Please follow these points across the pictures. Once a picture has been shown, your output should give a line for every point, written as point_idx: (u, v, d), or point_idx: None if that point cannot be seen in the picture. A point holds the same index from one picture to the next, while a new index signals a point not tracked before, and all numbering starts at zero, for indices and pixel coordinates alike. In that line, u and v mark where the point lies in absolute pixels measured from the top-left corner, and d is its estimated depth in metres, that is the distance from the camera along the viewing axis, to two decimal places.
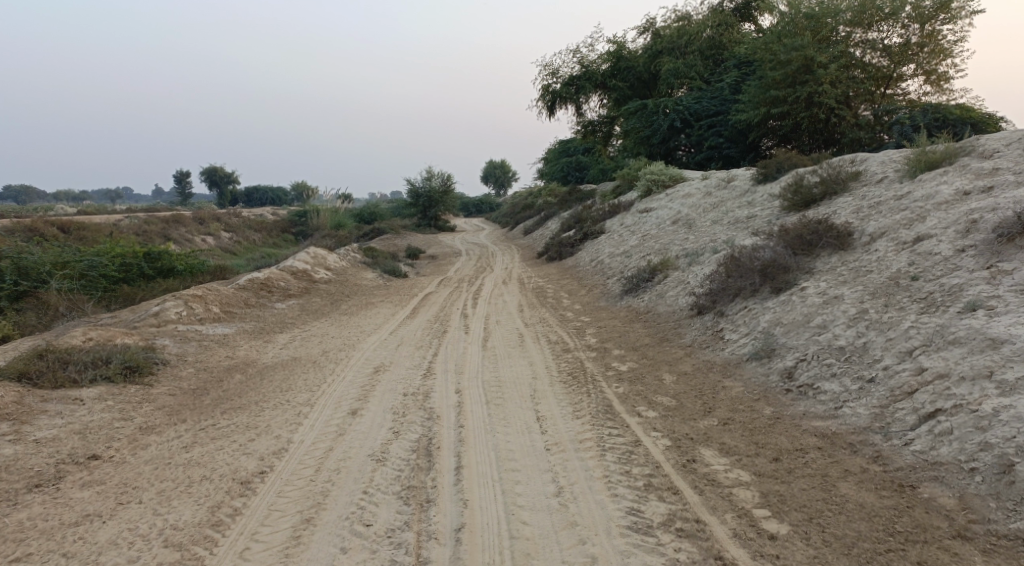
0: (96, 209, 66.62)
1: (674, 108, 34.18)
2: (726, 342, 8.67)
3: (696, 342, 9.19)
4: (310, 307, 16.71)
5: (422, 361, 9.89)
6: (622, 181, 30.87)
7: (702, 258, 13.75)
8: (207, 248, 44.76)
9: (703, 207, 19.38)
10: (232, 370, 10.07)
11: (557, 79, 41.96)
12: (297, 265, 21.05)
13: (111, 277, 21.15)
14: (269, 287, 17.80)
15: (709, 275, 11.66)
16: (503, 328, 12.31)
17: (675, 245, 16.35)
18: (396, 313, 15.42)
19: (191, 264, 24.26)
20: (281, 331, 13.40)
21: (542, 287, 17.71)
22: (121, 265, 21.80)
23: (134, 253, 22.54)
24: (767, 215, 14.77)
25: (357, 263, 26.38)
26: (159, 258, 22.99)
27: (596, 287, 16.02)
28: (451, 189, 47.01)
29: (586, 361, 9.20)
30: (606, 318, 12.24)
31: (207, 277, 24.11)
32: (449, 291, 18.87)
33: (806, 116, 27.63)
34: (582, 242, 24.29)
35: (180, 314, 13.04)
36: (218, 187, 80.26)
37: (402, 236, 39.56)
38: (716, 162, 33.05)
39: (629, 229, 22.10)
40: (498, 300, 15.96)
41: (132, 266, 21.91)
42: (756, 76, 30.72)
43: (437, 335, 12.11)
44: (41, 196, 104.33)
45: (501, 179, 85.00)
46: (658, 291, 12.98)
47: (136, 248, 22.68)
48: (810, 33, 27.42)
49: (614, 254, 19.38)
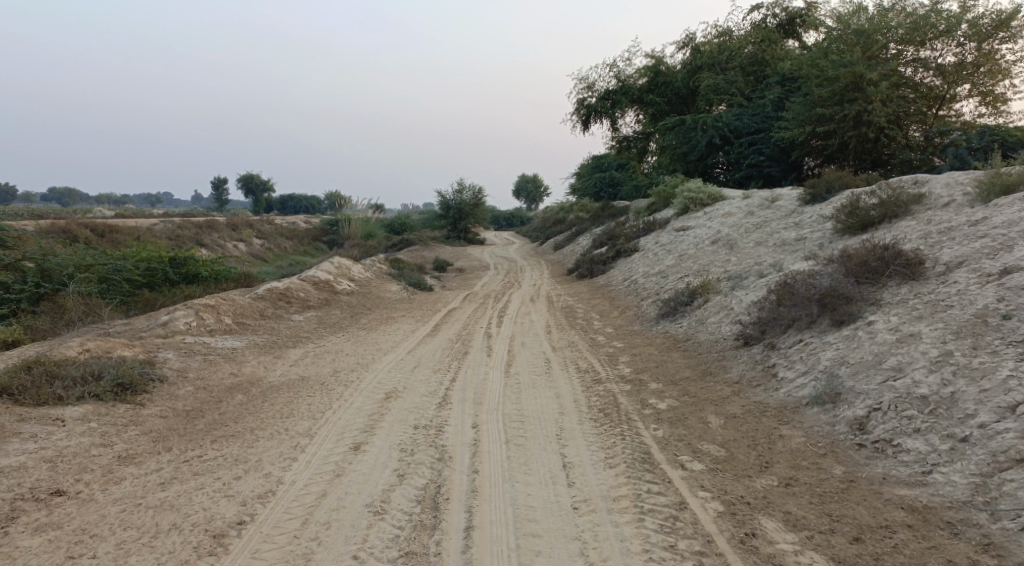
0: (133, 213, 67.31)
1: (713, 125, 33.14)
2: (780, 380, 7.68)
3: (744, 378, 8.20)
4: (328, 320, 15.96)
5: (438, 388, 8.98)
6: (657, 198, 29.86)
7: (747, 282, 12.73)
8: (237, 254, 44.52)
9: (745, 227, 18.32)
10: (233, 389, 9.26)
11: (593, 93, 41.13)
12: (319, 275, 20.38)
13: (133, 281, 20.65)
14: (288, 297, 17.13)
15: (756, 302, 10.63)
16: (529, 351, 11.37)
17: (716, 267, 15.32)
18: (417, 330, 14.56)
19: (215, 270, 23.74)
20: (293, 346, 12.62)
21: (572, 306, 16.79)
22: (143, 270, 21.32)
23: (158, 257, 22.05)
24: (818, 237, 13.71)
25: (382, 275, 25.68)
26: (183, 264, 22.48)
27: (630, 308, 15.04)
28: (483, 202, 46.32)
29: (620, 396, 8.24)
30: (640, 344, 11.26)
31: (231, 284, 23.55)
32: (474, 307, 18.02)
33: (854, 135, 26.43)
34: (614, 259, 23.32)
35: (188, 325, 12.34)
36: (254, 194, 80.59)
37: (431, 248, 38.86)
38: (756, 181, 31.89)
39: (664, 248, 21.06)
40: (525, 319, 15.04)
41: (156, 270, 21.41)
42: (801, 93, 29.58)
43: (457, 357, 11.21)
44: (83, 199, 106.31)
45: (533, 194, 84.34)
46: (698, 317, 11.98)
47: (160, 253, 22.21)
48: (860, 49, 26.25)
49: (649, 274, 18.36)
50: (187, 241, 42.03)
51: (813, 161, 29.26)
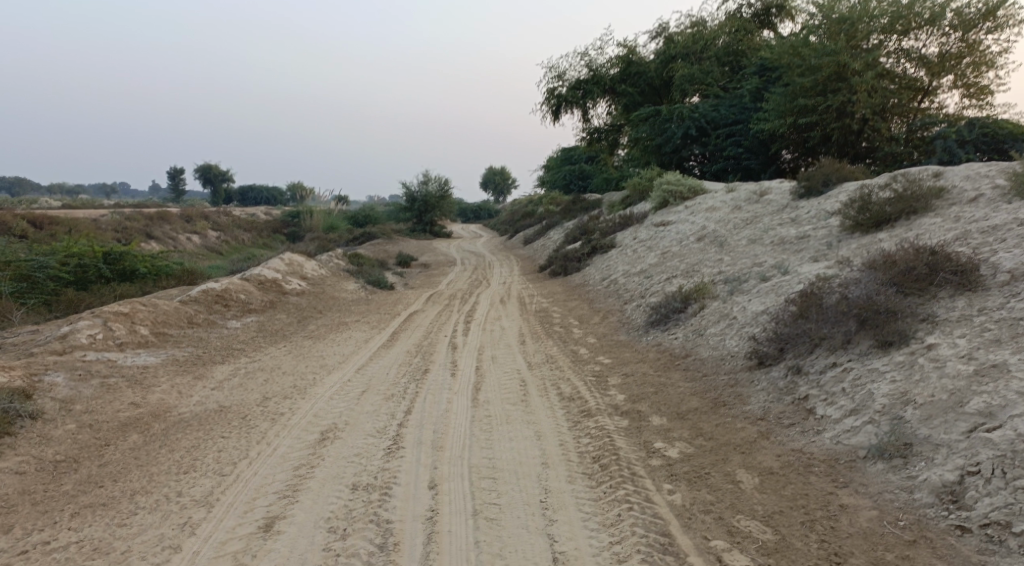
0: (86, 204, 64.30)
1: (690, 115, 31.71)
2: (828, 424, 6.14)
3: (776, 414, 6.56)
4: (269, 327, 14.09)
5: (387, 424, 7.19)
6: (632, 192, 28.29)
7: (748, 287, 11.16)
8: (190, 249, 42.11)
9: (734, 224, 16.79)
10: (128, 427, 7.42)
11: (563, 82, 39.17)
12: (266, 273, 18.41)
13: (60, 279, 18.45)
14: (226, 299, 15.16)
15: (771, 312, 9.00)
16: (501, 369, 9.59)
17: (707, 267, 13.74)
18: (371, 339, 12.72)
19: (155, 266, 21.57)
20: (222, 361, 10.71)
21: (546, 309, 15.11)
22: (74, 267, 18.97)
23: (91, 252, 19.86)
24: (824, 234, 12.18)
25: (338, 272, 23.72)
26: (120, 259, 20.30)
27: (612, 314, 13.40)
28: (448, 195, 44.43)
29: (616, 436, 6.52)
30: (629, 360, 9.56)
31: (172, 282, 21.44)
32: (437, 310, 16.21)
33: (838, 127, 25.09)
34: (589, 257, 21.69)
35: (92, 338, 10.41)
36: (212, 185, 77.49)
37: (394, 242, 36.86)
38: (734, 174, 30.48)
39: (645, 245, 19.44)
40: (493, 327, 13.30)
41: (88, 266, 19.22)
42: (781, 83, 28.24)
43: (415, 377, 9.39)
44: (37, 189, 102.26)
45: (501, 187, 82.49)
46: (695, 328, 10.36)
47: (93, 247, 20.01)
48: (843, 37, 24.91)
49: (629, 274, 16.75)
50: (137, 233, 39.36)
51: (795, 153, 27.93)
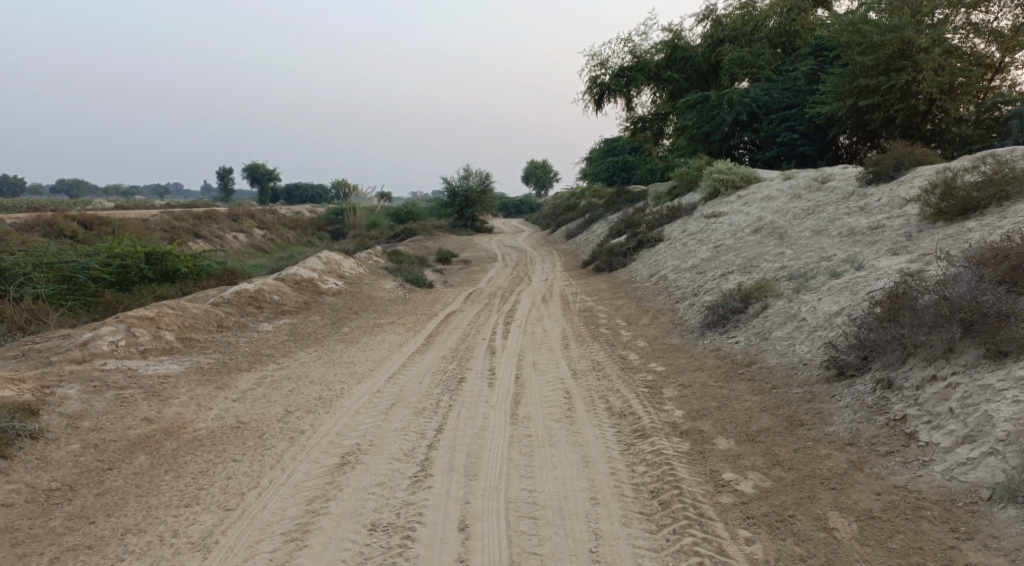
0: (137, 204, 65.30)
1: (740, 101, 30.37)
2: (937, 455, 5.31)
3: (873, 442, 5.66)
4: (302, 329, 13.47)
5: (417, 445, 6.42)
6: (680, 182, 27.16)
7: (816, 283, 10.15)
8: (236, 248, 42.16)
9: (793, 214, 15.69)
10: (136, 446, 6.75)
11: (606, 70, 37.86)
12: (302, 272, 17.87)
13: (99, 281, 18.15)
14: (259, 301, 14.62)
15: (850, 316, 8.06)
16: (544, 380, 8.70)
17: (767, 261, 12.67)
18: (406, 343, 11.93)
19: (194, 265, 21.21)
20: (248, 369, 10.04)
21: (591, 308, 14.24)
22: (114, 267, 18.67)
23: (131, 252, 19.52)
24: (900, 224, 11.09)
25: (377, 269, 23.13)
26: (160, 259, 19.94)
27: (663, 314, 12.41)
28: (490, 189, 43.68)
29: (678, 464, 5.69)
30: (687, 368, 8.61)
31: (211, 282, 21.07)
32: (476, 310, 15.42)
33: (902, 108, 23.58)
34: (636, 251, 20.73)
35: (113, 345, 9.84)
36: (259, 184, 78.07)
37: (436, 238, 36.21)
38: (788, 162, 29.05)
39: (696, 238, 18.37)
40: (536, 328, 12.46)
41: (130, 266, 18.89)
42: (839, 64, 26.72)
43: (450, 387, 8.54)
44: (92, 191, 104.81)
45: (543, 180, 81.57)
46: (758, 330, 9.36)
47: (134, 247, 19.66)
48: (907, 11, 23.40)
49: (680, 269, 15.71)
50: (184, 232, 39.46)
51: (853, 138, 26.43)
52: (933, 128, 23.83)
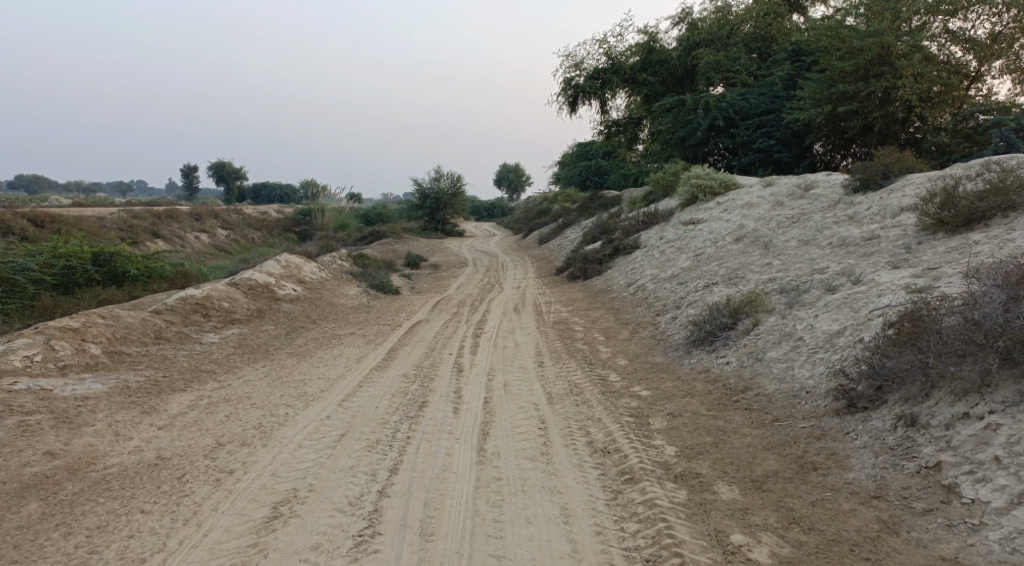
0: (98, 202, 63.10)
1: (716, 105, 29.79)
2: (990, 518, 4.89)
3: (905, 497, 5.25)
4: (252, 340, 12.44)
5: (367, 490, 5.62)
6: (655, 187, 26.45)
7: (809, 298, 9.38)
8: (197, 249, 40.63)
9: (778, 222, 14.98)
10: (29, 491, 5.82)
11: (580, 72, 37.09)
12: (257, 277, 16.76)
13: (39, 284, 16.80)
14: (207, 308, 13.48)
15: (858, 340, 7.24)
16: (516, 405, 7.76)
17: (753, 272, 11.88)
18: (365, 358, 10.91)
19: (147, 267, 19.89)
20: (183, 389, 8.95)
21: (566, 319, 13.36)
22: (58, 269, 17.33)
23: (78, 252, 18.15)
24: (896, 234, 10.41)
25: (341, 274, 22.05)
26: (109, 260, 18.59)
27: (644, 329, 11.54)
28: (461, 191, 42.68)
29: (677, 521, 5.24)
30: (675, 394, 7.74)
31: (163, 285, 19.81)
32: (443, 319, 14.44)
33: (881, 116, 23.10)
34: (611, 258, 19.92)
35: (27, 362, 8.71)
36: (225, 183, 76.04)
37: (404, 241, 35.09)
38: (765, 168, 28.50)
39: (674, 246, 17.60)
40: (507, 342, 11.52)
41: (76, 268, 17.53)
42: (817, 70, 26.23)
43: (410, 414, 7.57)
44: (53, 186, 101.81)
45: (514, 183, 80.72)
46: (750, 350, 8.53)
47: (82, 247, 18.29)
48: (887, 17, 22.96)
49: (660, 279, 14.90)
50: (143, 231, 37.83)
51: (832, 145, 25.92)
52: (912, 136, 23.39)
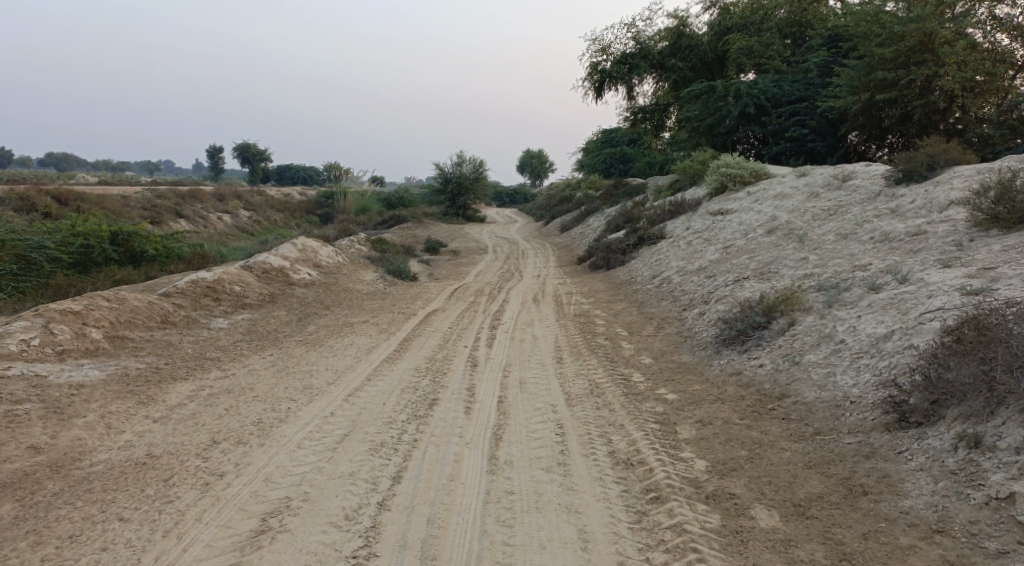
0: (124, 181, 63.26)
1: (748, 93, 28.87)
2: None
3: (973, 533, 4.76)
4: (262, 326, 12.03)
5: (366, 501, 5.35)
6: (682, 175, 25.71)
7: (850, 297, 8.77)
8: (219, 229, 40.47)
9: (813, 214, 14.28)
10: (6, 491, 5.58)
11: (607, 56, 36.21)
12: (272, 260, 16.37)
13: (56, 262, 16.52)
14: (217, 292, 13.10)
15: (909, 348, 6.66)
16: (531, 406, 7.25)
17: (787, 268, 11.24)
18: (377, 349, 10.45)
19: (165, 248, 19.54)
20: (184, 378, 8.53)
21: (588, 312, 12.81)
22: (76, 248, 17.03)
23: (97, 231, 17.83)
24: (944, 230, 9.75)
25: (359, 258, 21.63)
26: (127, 239, 18.26)
27: (670, 325, 10.96)
28: (484, 176, 42.10)
29: (709, 551, 4.89)
30: (703, 399, 7.17)
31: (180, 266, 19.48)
32: (461, 309, 13.95)
33: (920, 105, 22.17)
34: (636, 248, 19.29)
35: (23, 347, 8.34)
36: (250, 164, 76.01)
37: (425, 226, 34.62)
38: (796, 158, 27.61)
39: (702, 237, 16.94)
40: (525, 335, 10.98)
41: (93, 247, 17.21)
42: (853, 57, 25.26)
43: (419, 412, 7.11)
44: (82, 165, 102.67)
45: (538, 170, 79.94)
46: (786, 353, 7.95)
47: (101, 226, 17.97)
48: (930, 2, 21.88)
49: (687, 271, 14.28)
50: (166, 210, 37.71)
51: (867, 136, 24.96)
52: (953, 126, 22.39)
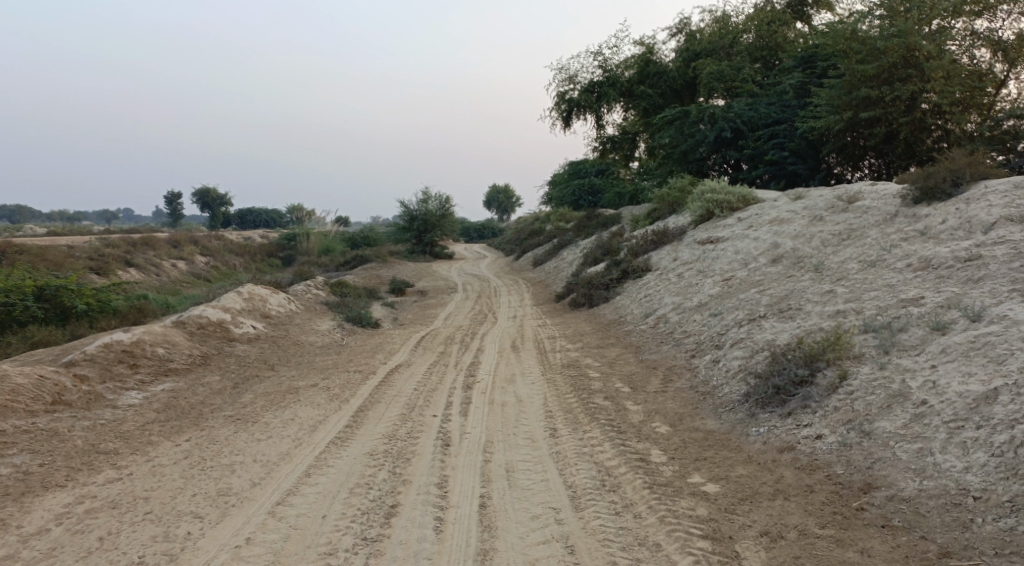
0: (78, 229, 60.28)
1: (723, 116, 27.54)
2: None
3: None
4: (185, 398, 9.96)
5: None
6: (660, 204, 24.21)
7: (913, 342, 7.00)
8: (174, 278, 38.06)
9: (822, 239, 12.69)
10: None
11: (573, 85, 34.85)
12: (210, 313, 14.31)
13: None
14: (135, 357, 11.04)
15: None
16: (526, 515, 5.44)
17: (812, 303, 9.53)
18: (325, 423, 8.46)
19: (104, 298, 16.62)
20: (57, 490, 6.52)
21: (577, 362, 10.92)
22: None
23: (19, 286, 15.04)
24: (1007, 254, 8.17)
25: (315, 305, 19.59)
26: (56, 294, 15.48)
27: (679, 378, 9.13)
28: (450, 213, 40.33)
29: None
30: (757, 494, 5.47)
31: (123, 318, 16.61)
32: (428, 362, 12.01)
33: (906, 122, 20.57)
34: (619, 283, 17.55)
35: None
36: (210, 209, 73.48)
37: (390, 266, 32.61)
38: (777, 182, 26.10)
39: (695, 268, 15.25)
40: (506, 398, 9.00)
41: (13, 307, 14.55)
42: (832, 74, 23.94)
43: (368, 533, 5.33)
44: (37, 216, 99.28)
45: (505, 205, 78.47)
46: (849, 420, 6.18)
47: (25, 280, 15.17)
48: (912, 15, 20.52)
49: (685, 309, 12.53)
50: (115, 259, 35.33)
51: (847, 157, 23.67)
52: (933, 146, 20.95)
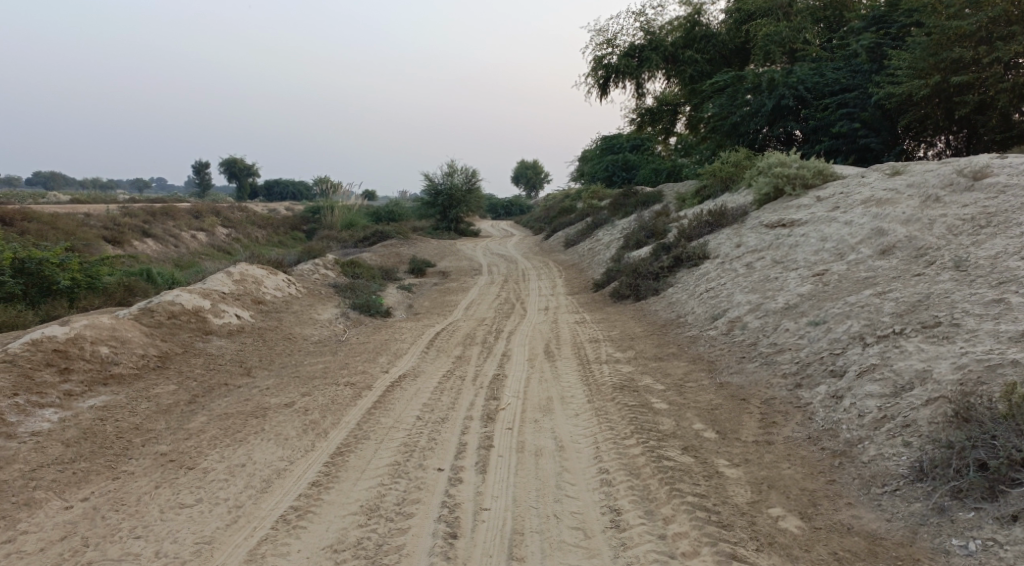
0: (105, 197, 58.40)
1: (784, 82, 24.31)
2: None
3: None
4: (115, 423, 7.40)
5: None
6: (712, 180, 21.34)
7: None
8: (191, 250, 35.90)
9: (948, 225, 9.91)
10: None
11: (613, 49, 31.79)
12: (185, 297, 11.84)
13: None
14: (68, 360, 8.58)
15: None
16: None
17: (974, 318, 6.81)
18: (284, 478, 5.88)
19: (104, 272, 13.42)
20: None
21: (634, 383, 8.28)
22: None
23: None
24: None
25: (321, 288, 17.13)
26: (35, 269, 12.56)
27: (786, 422, 6.47)
28: (477, 188, 37.68)
29: None
30: None
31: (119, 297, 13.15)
32: (441, 371, 9.42)
33: (1004, 90, 16.50)
34: (671, 272, 14.82)
35: None
36: (236, 179, 71.82)
37: (412, 243, 30.08)
38: (844, 158, 22.82)
39: (770, 258, 12.46)
40: (541, 443, 6.40)
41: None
42: (914, 32, 20.51)
43: None
44: (68, 183, 98.35)
45: (533, 181, 75.55)
46: None
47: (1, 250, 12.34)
48: None
49: (768, 312, 9.82)
50: (129, 229, 33.07)
51: (923, 131, 20.84)
52: None
